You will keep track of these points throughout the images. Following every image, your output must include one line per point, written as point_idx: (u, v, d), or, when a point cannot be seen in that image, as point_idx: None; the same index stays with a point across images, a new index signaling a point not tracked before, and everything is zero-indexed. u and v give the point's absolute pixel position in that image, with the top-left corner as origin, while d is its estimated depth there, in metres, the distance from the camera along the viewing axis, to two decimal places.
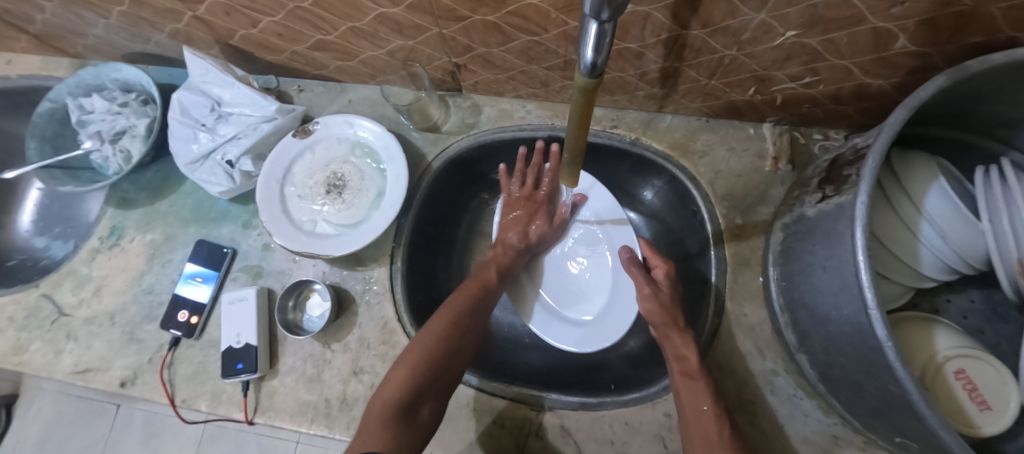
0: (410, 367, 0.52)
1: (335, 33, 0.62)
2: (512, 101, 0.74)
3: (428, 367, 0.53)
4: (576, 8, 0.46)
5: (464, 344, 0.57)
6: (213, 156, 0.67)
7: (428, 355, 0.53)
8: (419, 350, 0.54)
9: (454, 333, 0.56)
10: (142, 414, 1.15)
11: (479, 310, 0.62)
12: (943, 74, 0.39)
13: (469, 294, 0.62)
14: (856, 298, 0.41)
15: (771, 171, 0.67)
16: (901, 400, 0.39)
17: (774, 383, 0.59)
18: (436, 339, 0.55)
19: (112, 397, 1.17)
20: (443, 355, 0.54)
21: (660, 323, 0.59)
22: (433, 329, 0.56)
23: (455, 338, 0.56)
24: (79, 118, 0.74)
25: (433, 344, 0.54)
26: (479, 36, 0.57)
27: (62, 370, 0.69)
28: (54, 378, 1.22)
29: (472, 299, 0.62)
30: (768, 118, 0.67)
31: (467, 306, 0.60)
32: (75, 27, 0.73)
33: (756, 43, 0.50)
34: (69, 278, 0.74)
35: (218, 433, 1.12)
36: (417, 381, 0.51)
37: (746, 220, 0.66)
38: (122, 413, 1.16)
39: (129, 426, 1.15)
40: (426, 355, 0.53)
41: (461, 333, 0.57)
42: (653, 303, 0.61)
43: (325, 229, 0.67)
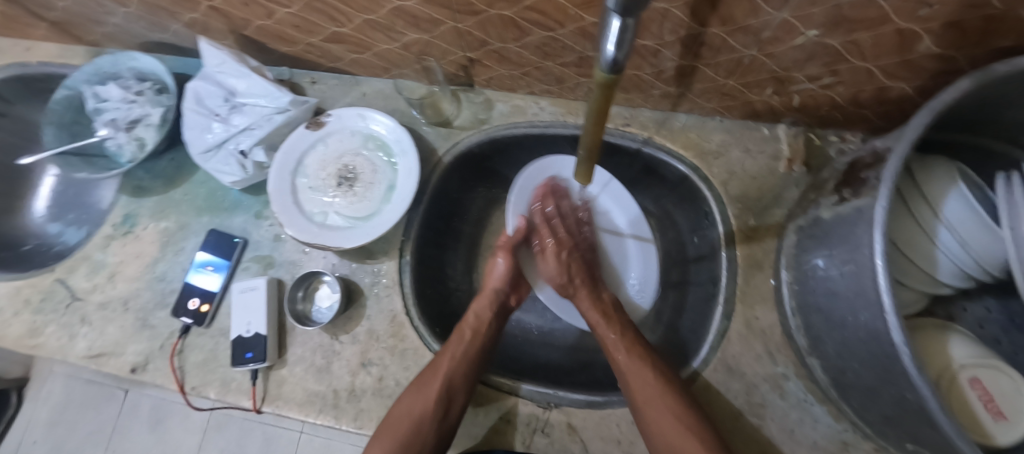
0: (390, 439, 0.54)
1: (351, 25, 0.62)
2: (525, 98, 0.73)
3: (403, 442, 0.54)
4: (595, 4, 0.46)
5: (443, 411, 0.56)
6: (227, 146, 0.67)
7: (402, 432, 0.54)
8: (396, 427, 0.55)
9: (425, 406, 0.55)
10: (149, 399, 1.17)
11: (459, 370, 0.59)
12: (967, 76, 0.38)
13: (447, 355, 0.59)
14: (873, 303, 0.41)
15: (786, 173, 0.66)
16: (917, 408, 0.39)
17: (784, 387, 0.59)
18: (408, 417, 0.55)
19: (121, 383, 1.19)
20: (419, 428, 0.54)
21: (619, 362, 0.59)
22: (411, 405, 0.56)
23: (426, 409, 0.55)
24: (95, 106, 0.75)
25: (405, 422, 0.55)
26: (494, 31, 0.57)
27: (75, 354, 0.70)
28: (64, 362, 1.24)
29: (451, 360, 0.59)
30: (784, 120, 0.66)
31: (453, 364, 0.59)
32: (93, 15, 0.74)
33: (777, 42, 0.49)
34: (83, 264, 0.75)
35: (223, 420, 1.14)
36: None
37: (760, 222, 0.65)
38: (131, 398, 1.18)
39: (137, 411, 1.16)
40: (400, 432, 0.54)
41: (437, 403, 0.55)
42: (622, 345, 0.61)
43: (336, 221, 0.67)
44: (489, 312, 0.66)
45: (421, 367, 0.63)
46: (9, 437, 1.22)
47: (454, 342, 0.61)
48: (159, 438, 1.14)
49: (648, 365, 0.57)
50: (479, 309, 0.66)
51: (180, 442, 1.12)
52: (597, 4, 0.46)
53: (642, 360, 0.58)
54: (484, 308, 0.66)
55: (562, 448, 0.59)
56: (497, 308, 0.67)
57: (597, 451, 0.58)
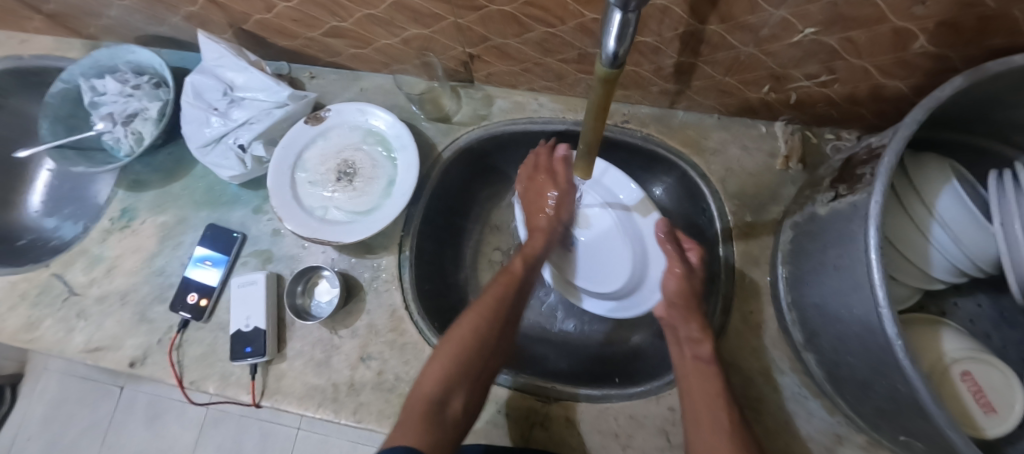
0: (447, 359, 0.53)
1: (351, 20, 0.62)
2: (525, 94, 0.74)
3: (462, 359, 0.52)
4: (595, 1, 0.47)
5: (495, 340, 0.56)
6: (226, 140, 0.67)
7: (457, 350, 0.53)
8: (454, 344, 0.54)
9: (484, 326, 0.56)
10: (146, 395, 1.17)
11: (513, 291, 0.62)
12: (961, 76, 0.39)
13: (501, 285, 0.62)
14: (867, 297, 0.41)
15: (782, 170, 0.66)
16: (909, 399, 0.40)
17: (779, 381, 0.59)
18: (466, 335, 0.55)
19: (117, 378, 1.19)
20: (476, 348, 0.54)
21: (693, 399, 0.52)
22: (467, 322, 0.56)
23: (485, 330, 0.56)
24: (92, 99, 0.74)
25: (463, 338, 0.54)
26: (495, 27, 0.57)
27: (73, 348, 0.70)
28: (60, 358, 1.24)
29: (505, 289, 0.61)
30: (781, 117, 0.67)
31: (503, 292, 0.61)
32: (90, 7, 0.73)
33: (775, 40, 0.50)
34: (81, 258, 0.74)
35: (220, 417, 1.14)
36: (448, 377, 0.51)
37: (757, 219, 0.65)
38: (127, 394, 1.18)
39: (133, 406, 1.17)
40: (455, 347, 0.53)
41: (495, 331, 0.57)
42: (713, 401, 0.50)
43: (336, 215, 0.67)
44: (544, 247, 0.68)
45: (420, 361, 0.64)
46: (3, 432, 1.22)
47: (510, 277, 0.63)
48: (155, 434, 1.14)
49: (721, 410, 0.49)
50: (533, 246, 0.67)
51: (177, 438, 1.12)
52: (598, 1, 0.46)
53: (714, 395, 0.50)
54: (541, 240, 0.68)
55: (560, 441, 0.60)
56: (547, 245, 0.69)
57: (594, 444, 0.59)
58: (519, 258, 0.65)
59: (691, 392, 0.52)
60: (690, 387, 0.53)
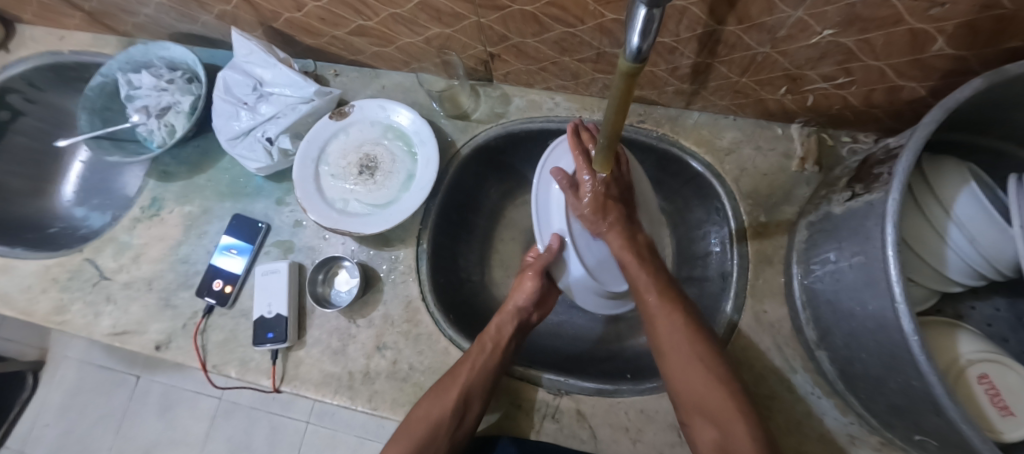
0: (405, 445, 0.53)
1: (376, 19, 0.64)
2: (542, 93, 0.75)
3: (415, 447, 0.52)
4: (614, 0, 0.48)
5: (454, 428, 0.55)
6: (253, 133, 0.70)
7: (411, 437, 0.53)
8: (412, 429, 0.54)
9: (444, 415, 0.54)
10: (161, 385, 1.20)
11: (480, 377, 0.57)
12: (980, 77, 0.40)
13: (475, 363, 0.58)
14: (882, 294, 0.42)
15: (797, 171, 0.67)
16: (923, 396, 0.40)
17: (791, 380, 0.59)
18: (423, 420, 0.54)
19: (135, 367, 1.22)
20: (430, 439, 0.53)
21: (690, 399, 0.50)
22: (428, 407, 0.55)
23: (445, 417, 0.54)
24: (127, 93, 0.78)
25: (418, 424, 0.53)
26: (516, 26, 0.59)
27: (101, 331, 0.72)
28: (79, 346, 1.27)
29: (471, 372, 0.57)
30: (796, 119, 0.67)
31: (472, 373, 0.57)
32: (127, 6, 0.77)
33: (791, 41, 0.51)
34: (111, 245, 0.77)
35: (232, 409, 1.16)
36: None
37: (770, 219, 0.66)
38: (143, 384, 1.21)
39: (149, 395, 1.20)
40: (414, 436, 0.53)
41: (455, 419, 0.55)
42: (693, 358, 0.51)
43: (356, 208, 0.69)
44: (512, 326, 0.63)
45: (435, 351, 0.65)
46: (23, 416, 1.25)
47: (489, 355, 0.59)
48: (169, 424, 1.17)
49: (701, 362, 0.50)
50: (500, 322, 0.63)
51: (190, 429, 1.14)
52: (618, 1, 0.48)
53: (688, 351, 0.51)
54: (508, 322, 0.63)
55: (571, 434, 0.61)
56: (519, 322, 0.64)
57: (605, 438, 0.60)
58: (495, 331, 0.62)
59: (685, 394, 0.50)
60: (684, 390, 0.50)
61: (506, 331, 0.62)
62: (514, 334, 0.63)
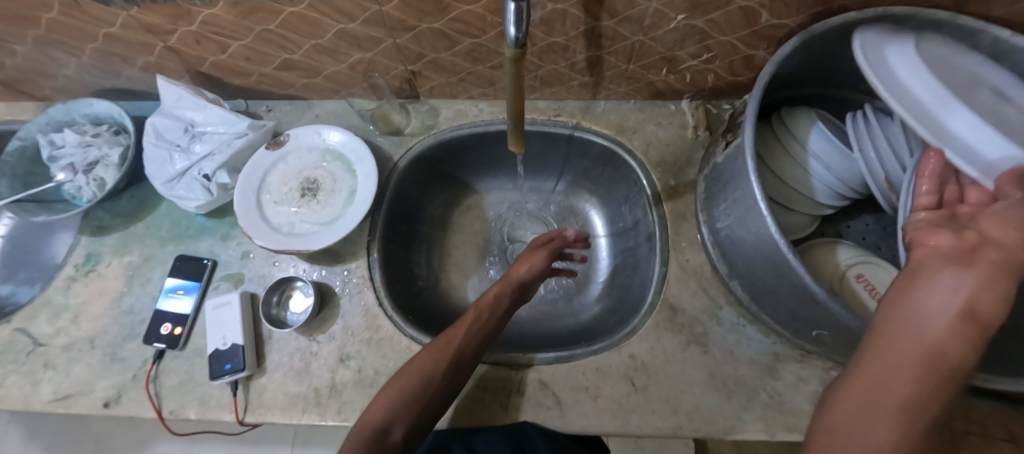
0: (391, 395, 0.55)
1: (300, 51, 0.69)
2: (466, 102, 0.82)
3: (406, 398, 0.54)
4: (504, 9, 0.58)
5: (442, 386, 0.57)
6: (190, 173, 0.72)
7: (401, 388, 0.55)
8: (400, 382, 0.56)
9: (435, 367, 0.57)
10: None
11: (470, 341, 0.60)
12: (795, 36, 0.52)
13: (466, 324, 0.62)
14: (757, 215, 0.50)
15: (693, 138, 0.77)
16: (803, 292, 0.48)
17: (719, 315, 0.67)
18: (414, 372, 0.56)
19: None
20: (419, 390, 0.55)
21: (860, 402, 0.33)
22: (421, 359, 0.58)
23: (436, 371, 0.57)
24: (50, 154, 0.77)
25: (409, 377, 0.55)
26: (428, 43, 0.67)
27: (40, 400, 0.68)
28: None
29: (465, 335, 0.60)
30: (685, 95, 0.78)
31: (462, 341, 0.60)
32: (44, 68, 0.77)
33: (656, 28, 0.61)
34: (44, 310, 0.74)
35: None
36: (388, 415, 0.53)
37: (679, 181, 0.75)
38: None
39: None
40: (399, 388, 0.55)
41: (447, 377, 0.57)
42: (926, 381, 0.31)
43: (302, 228, 0.71)
44: (509, 296, 0.68)
45: (398, 352, 0.67)
46: None
47: (478, 320, 0.63)
48: None
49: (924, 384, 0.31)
50: (499, 292, 0.67)
51: None
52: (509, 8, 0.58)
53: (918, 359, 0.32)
54: (504, 292, 0.67)
55: (537, 403, 0.64)
56: (516, 293, 0.69)
57: (568, 400, 0.64)
58: (477, 311, 0.64)
59: (909, 351, 0.33)
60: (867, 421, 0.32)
61: (506, 301, 0.67)
62: (508, 305, 0.67)
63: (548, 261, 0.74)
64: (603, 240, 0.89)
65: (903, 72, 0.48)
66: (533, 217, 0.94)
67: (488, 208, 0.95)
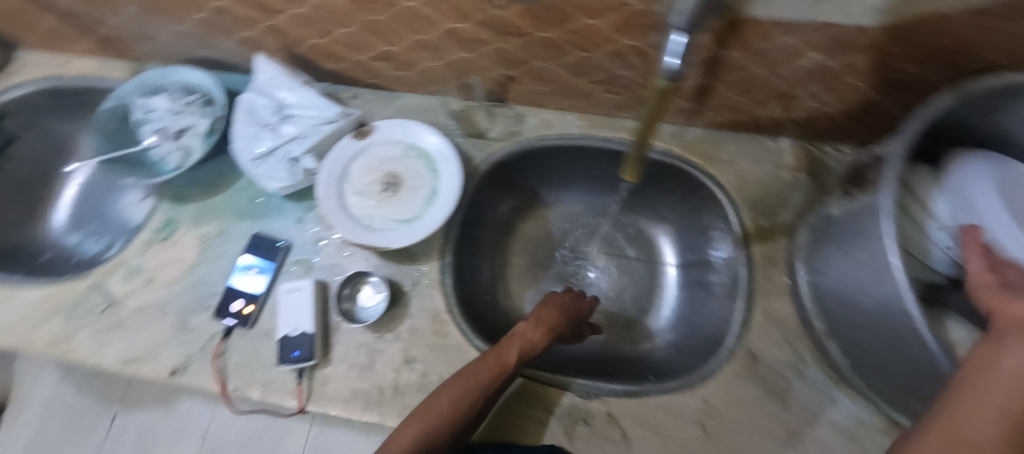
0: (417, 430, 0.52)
1: (401, 45, 0.68)
2: (554, 113, 0.80)
3: (429, 439, 0.51)
4: (628, 26, 0.55)
5: (457, 432, 0.54)
6: (277, 154, 0.72)
7: (423, 429, 0.51)
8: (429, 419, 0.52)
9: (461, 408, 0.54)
10: (135, 425, 1.28)
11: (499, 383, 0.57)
12: (946, 92, 0.47)
13: (492, 369, 0.56)
14: (886, 282, 0.47)
15: (791, 179, 0.73)
16: (930, 373, 0.45)
17: (803, 372, 0.63)
18: (439, 412, 0.53)
19: (111, 407, 1.29)
20: (438, 434, 0.52)
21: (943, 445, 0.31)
22: (443, 402, 0.53)
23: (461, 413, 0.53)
24: (140, 116, 0.78)
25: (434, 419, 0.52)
26: (535, 52, 0.64)
27: (109, 359, 0.69)
28: (51, 385, 1.34)
29: (495, 377, 0.56)
30: (786, 133, 0.74)
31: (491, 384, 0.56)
32: (145, 32, 0.77)
33: (784, 64, 0.58)
34: (119, 269, 0.75)
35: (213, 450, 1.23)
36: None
37: (771, 223, 0.71)
38: (118, 423, 1.28)
39: (122, 435, 1.27)
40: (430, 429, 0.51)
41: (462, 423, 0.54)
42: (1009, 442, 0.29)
43: (381, 223, 0.70)
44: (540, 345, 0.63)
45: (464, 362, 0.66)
46: None
47: (506, 370, 0.57)
48: None
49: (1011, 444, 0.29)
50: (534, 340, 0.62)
51: None
52: (634, 27, 0.55)
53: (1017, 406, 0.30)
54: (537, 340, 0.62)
55: (602, 436, 0.62)
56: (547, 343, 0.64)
57: (636, 437, 0.62)
58: (509, 360, 0.58)
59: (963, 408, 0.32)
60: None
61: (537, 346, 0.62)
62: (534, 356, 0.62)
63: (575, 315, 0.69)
64: (670, 268, 0.86)
65: (974, 190, 0.49)
66: (598, 233, 0.90)
67: (552, 219, 0.92)
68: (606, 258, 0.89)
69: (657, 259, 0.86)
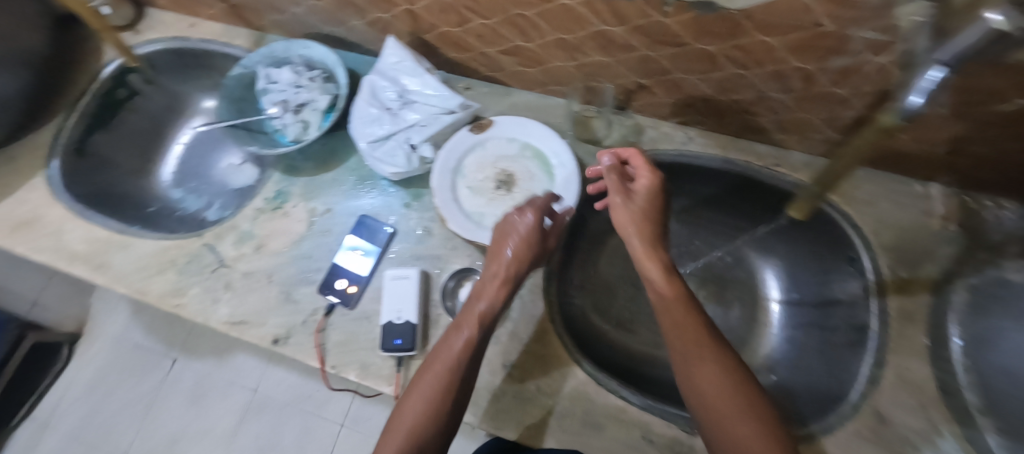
0: (404, 438, 0.48)
1: (538, 41, 0.66)
2: (675, 126, 0.76)
3: (418, 444, 0.48)
4: (807, 48, 0.50)
5: (447, 425, 0.50)
6: (396, 138, 0.71)
7: (414, 427, 0.49)
8: (401, 428, 0.49)
9: (440, 399, 0.50)
10: (193, 371, 1.39)
11: (466, 361, 0.53)
12: None
13: (452, 354, 0.53)
14: None
15: (939, 230, 0.66)
16: None
17: (940, 445, 0.57)
18: (423, 412, 0.49)
19: (171, 352, 1.40)
20: (426, 437, 0.48)
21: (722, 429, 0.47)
22: (413, 408, 0.50)
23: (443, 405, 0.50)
24: (264, 86, 0.80)
25: (416, 416, 0.49)
26: (684, 63, 0.61)
27: (217, 319, 0.72)
28: (118, 324, 1.44)
29: (449, 358, 0.53)
30: (937, 178, 0.67)
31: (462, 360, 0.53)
32: (278, 3, 0.79)
33: (974, 105, 0.50)
34: (231, 233, 0.77)
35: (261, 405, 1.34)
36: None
37: (912, 275, 0.65)
38: (177, 368, 1.39)
39: (182, 379, 1.38)
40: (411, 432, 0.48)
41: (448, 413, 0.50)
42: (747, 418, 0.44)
43: (492, 221, 0.69)
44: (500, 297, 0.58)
45: (565, 376, 0.64)
46: (59, 383, 1.40)
47: (468, 347, 0.54)
48: (199, 408, 1.35)
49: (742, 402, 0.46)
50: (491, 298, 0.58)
51: (219, 417, 1.34)
52: (812, 49, 0.51)
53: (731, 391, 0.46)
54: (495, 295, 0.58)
55: None
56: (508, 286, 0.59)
57: None
58: (468, 336, 0.54)
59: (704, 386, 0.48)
60: (748, 445, 0.43)
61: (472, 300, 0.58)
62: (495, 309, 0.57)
63: (541, 228, 0.62)
64: (774, 305, 0.81)
65: None
66: (697, 256, 0.86)
67: None
68: (700, 284, 0.85)
69: (761, 295, 0.82)
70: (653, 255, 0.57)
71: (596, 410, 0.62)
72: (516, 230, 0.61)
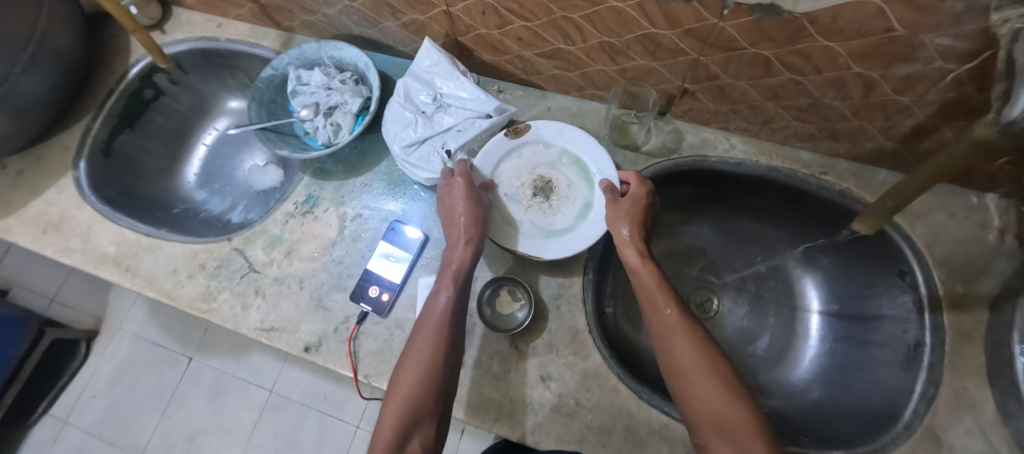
0: (400, 401, 0.53)
1: (581, 44, 0.64)
2: (716, 132, 0.74)
3: (415, 403, 0.53)
4: (873, 55, 0.48)
5: (443, 380, 0.55)
6: (430, 142, 0.70)
7: (413, 391, 0.54)
8: (401, 388, 0.54)
9: (431, 360, 0.55)
10: (211, 370, 1.38)
11: (449, 323, 0.58)
12: None
13: (436, 316, 0.58)
14: None
15: (996, 243, 0.64)
16: None
17: None
18: (418, 376, 0.54)
19: (188, 350, 1.40)
20: (422, 392, 0.54)
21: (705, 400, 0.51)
22: (409, 369, 0.55)
23: (435, 366, 0.54)
24: (294, 87, 0.79)
25: (412, 381, 0.54)
26: (736, 68, 0.58)
27: (248, 325, 0.71)
28: (135, 322, 1.43)
29: (434, 324, 0.57)
30: (995, 190, 0.65)
31: (442, 323, 0.58)
32: (311, 4, 0.77)
33: None
34: (261, 237, 0.76)
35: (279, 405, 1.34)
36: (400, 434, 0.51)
37: (968, 290, 0.62)
38: (194, 366, 1.39)
39: (200, 378, 1.37)
40: (407, 395, 0.54)
41: (442, 368, 0.55)
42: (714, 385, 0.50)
43: (528, 229, 0.68)
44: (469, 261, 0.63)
45: (605, 389, 0.62)
46: (76, 381, 1.39)
47: (449, 307, 0.59)
48: (216, 408, 1.34)
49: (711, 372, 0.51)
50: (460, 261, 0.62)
51: (237, 417, 1.33)
52: (877, 56, 0.48)
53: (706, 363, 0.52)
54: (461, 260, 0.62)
55: None
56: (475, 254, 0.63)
57: None
58: (447, 297, 0.60)
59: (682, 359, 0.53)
60: (722, 411, 0.48)
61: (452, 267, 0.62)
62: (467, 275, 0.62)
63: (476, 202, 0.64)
64: (814, 316, 0.79)
65: None
66: (729, 266, 0.86)
67: (683, 242, 0.87)
68: (735, 293, 0.85)
69: (798, 305, 0.80)
70: (634, 242, 0.62)
71: (639, 426, 0.60)
72: (457, 200, 0.64)
